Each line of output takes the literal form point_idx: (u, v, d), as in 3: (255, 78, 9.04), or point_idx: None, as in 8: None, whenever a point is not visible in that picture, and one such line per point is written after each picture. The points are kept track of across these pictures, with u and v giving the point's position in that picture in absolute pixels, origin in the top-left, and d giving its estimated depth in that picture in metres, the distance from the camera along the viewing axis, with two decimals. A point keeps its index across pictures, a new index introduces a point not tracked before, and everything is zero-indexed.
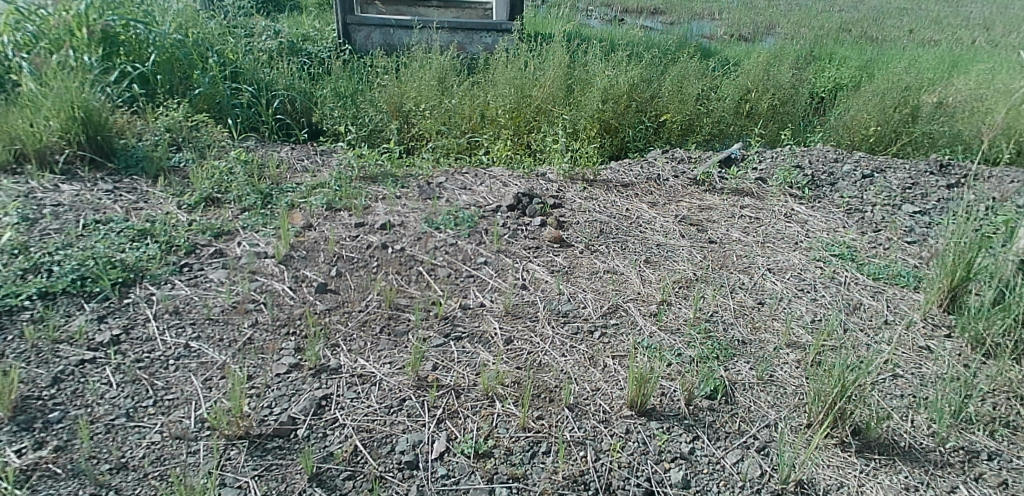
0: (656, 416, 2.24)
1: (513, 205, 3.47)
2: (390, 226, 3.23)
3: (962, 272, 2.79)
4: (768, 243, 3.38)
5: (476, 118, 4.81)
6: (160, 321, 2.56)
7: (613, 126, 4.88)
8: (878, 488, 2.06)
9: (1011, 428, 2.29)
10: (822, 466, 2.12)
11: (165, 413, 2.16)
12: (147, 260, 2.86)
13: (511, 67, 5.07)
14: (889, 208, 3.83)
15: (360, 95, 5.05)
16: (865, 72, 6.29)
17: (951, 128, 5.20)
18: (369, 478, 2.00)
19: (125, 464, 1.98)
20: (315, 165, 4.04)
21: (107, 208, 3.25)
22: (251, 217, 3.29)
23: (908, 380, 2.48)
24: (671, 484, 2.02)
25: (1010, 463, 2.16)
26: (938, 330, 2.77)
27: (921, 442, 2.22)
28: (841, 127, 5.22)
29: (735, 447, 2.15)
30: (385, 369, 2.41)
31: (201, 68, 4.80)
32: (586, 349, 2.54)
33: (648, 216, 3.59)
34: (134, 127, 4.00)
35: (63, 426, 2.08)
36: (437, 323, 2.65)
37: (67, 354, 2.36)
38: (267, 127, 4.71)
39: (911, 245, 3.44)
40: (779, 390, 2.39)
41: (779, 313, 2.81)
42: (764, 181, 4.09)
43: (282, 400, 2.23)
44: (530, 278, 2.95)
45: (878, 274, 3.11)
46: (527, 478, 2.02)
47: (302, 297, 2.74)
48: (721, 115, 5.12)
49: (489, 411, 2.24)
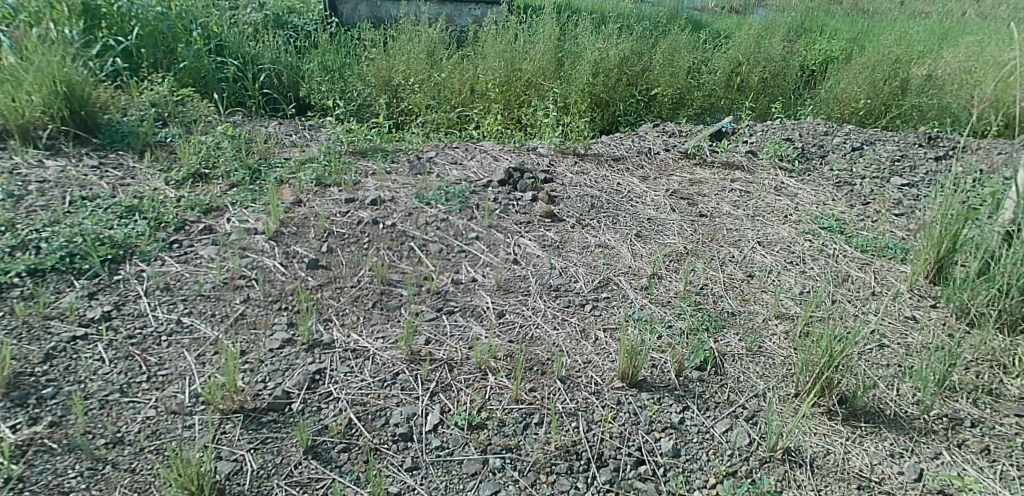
0: (646, 387, 2.27)
1: (505, 179, 3.46)
2: (381, 202, 3.22)
3: (948, 244, 2.82)
4: (758, 216, 3.40)
5: (467, 93, 4.77)
6: (151, 298, 2.55)
7: (604, 100, 4.87)
8: (864, 455, 2.10)
9: (994, 396, 2.34)
10: (809, 434, 2.16)
11: (159, 389, 2.17)
12: (137, 236, 2.84)
13: (501, 40, 5.03)
14: (878, 180, 3.85)
15: (348, 69, 4.99)
16: (855, 44, 6.28)
17: (940, 101, 5.22)
18: (364, 450, 2.02)
19: (121, 439, 1.99)
20: (303, 140, 4.01)
21: (94, 184, 3.22)
22: (240, 193, 3.27)
23: (894, 350, 2.52)
24: (662, 453, 2.06)
25: (991, 430, 2.21)
26: (924, 300, 2.81)
27: (906, 410, 2.26)
28: (831, 100, 5.22)
29: (724, 416, 2.19)
30: (379, 344, 2.42)
31: (185, 41, 4.72)
32: (578, 322, 2.56)
33: (638, 190, 3.60)
34: (119, 102, 3.94)
35: (57, 402, 2.09)
36: (429, 298, 2.66)
37: (58, 331, 2.35)
38: (255, 102, 4.67)
39: (899, 218, 3.47)
40: (768, 360, 2.43)
41: (768, 286, 2.83)
42: (755, 153, 4.10)
43: (276, 375, 2.24)
44: (521, 253, 2.95)
45: (865, 246, 3.15)
46: (520, 448, 2.05)
47: (293, 273, 2.74)
48: (713, 89, 5.13)
49: (483, 384, 2.26)
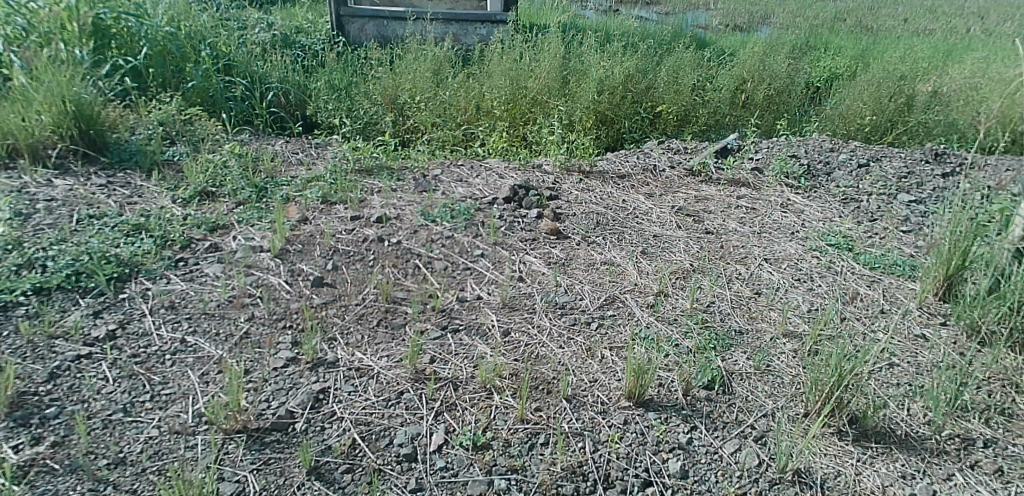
0: (654, 406, 2.25)
1: (510, 197, 3.45)
2: (386, 220, 3.22)
3: (957, 261, 2.79)
4: (765, 233, 3.38)
5: (472, 111, 4.80)
6: (156, 316, 2.55)
7: (609, 118, 4.89)
8: (875, 477, 2.06)
9: (1007, 415, 2.31)
10: (819, 454, 2.12)
11: (163, 408, 2.16)
12: (142, 254, 2.85)
13: (507, 57, 5.07)
14: (885, 197, 3.83)
15: (354, 88, 5.03)
16: (861, 60, 6.27)
17: (947, 117, 5.19)
18: (367, 471, 2.00)
19: (123, 459, 1.98)
20: (309, 158, 4.03)
21: (101, 202, 3.23)
22: (246, 211, 3.28)
23: (904, 369, 2.49)
24: (669, 474, 2.02)
25: (1005, 450, 2.17)
26: (934, 318, 2.77)
27: (917, 430, 2.23)
28: (837, 117, 5.21)
29: (732, 436, 2.16)
30: (383, 362, 2.41)
31: (194, 60, 4.78)
32: (584, 340, 2.54)
33: (643, 207, 3.59)
34: (128, 121, 3.97)
35: (60, 421, 2.08)
36: (434, 316, 2.64)
37: (63, 349, 2.35)
38: (262, 120, 4.70)
39: (907, 235, 3.45)
40: (776, 379, 2.40)
41: (776, 303, 2.81)
42: (761, 170, 4.09)
43: (280, 394, 2.23)
44: (526, 270, 2.94)
45: (874, 264, 3.12)
46: (525, 469, 2.02)
47: (298, 291, 2.73)
48: (718, 105, 5.15)
49: (488, 403, 2.24)
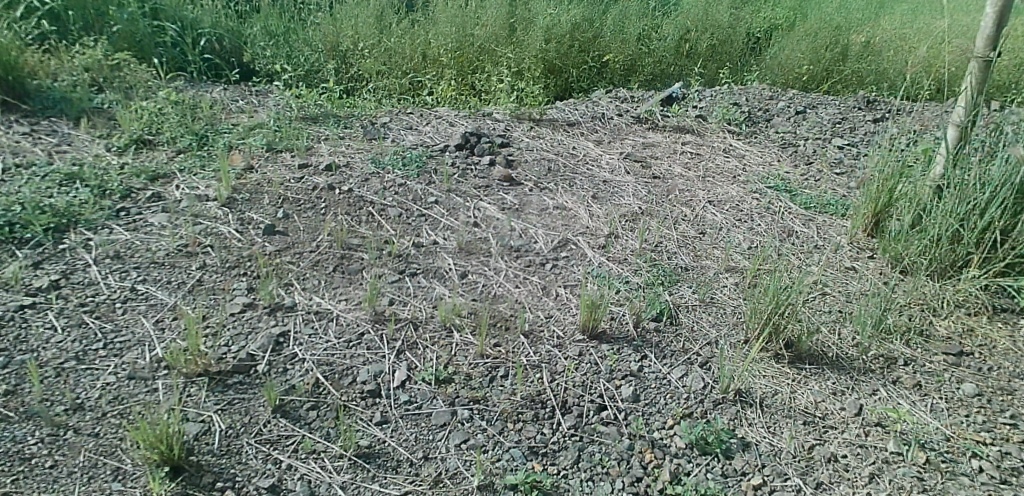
0: (607, 339, 2.36)
1: (461, 143, 3.47)
2: (336, 168, 3.21)
3: (885, 199, 3.00)
4: (708, 177, 3.51)
5: (418, 58, 4.74)
6: (102, 266, 2.50)
7: (557, 67, 4.94)
8: (809, 394, 2.24)
9: (926, 337, 2.52)
10: (759, 377, 2.28)
11: (117, 355, 2.15)
12: (80, 205, 2.77)
13: (453, 4, 5.00)
14: (820, 141, 4.02)
15: (293, 34, 4.89)
16: (798, 12, 6.44)
17: (878, 66, 5.40)
18: (333, 407, 2.06)
19: (81, 405, 1.97)
20: (251, 106, 3.93)
21: (27, 151, 3.12)
22: (188, 160, 3.21)
23: (836, 298, 2.67)
24: (622, 399, 2.15)
25: (923, 367, 2.38)
26: (863, 252, 2.97)
27: (847, 353, 2.41)
28: (776, 68, 5.32)
29: (679, 364, 2.29)
30: (342, 305, 2.44)
31: (118, 4, 4.55)
32: (539, 280, 2.63)
33: (593, 154, 3.67)
34: (49, 66, 3.77)
35: (8, 371, 2.05)
36: (391, 260, 2.68)
37: (4, 300, 2.30)
38: (195, 67, 4.52)
39: (840, 177, 3.64)
40: (719, 311, 2.54)
41: (718, 243, 2.95)
42: (704, 117, 4.23)
43: (239, 339, 2.24)
44: (480, 215, 3.00)
45: (809, 204, 3.30)
46: (487, 400, 2.11)
47: (249, 239, 2.72)
48: (662, 55, 5.23)
49: (448, 341, 2.31)
